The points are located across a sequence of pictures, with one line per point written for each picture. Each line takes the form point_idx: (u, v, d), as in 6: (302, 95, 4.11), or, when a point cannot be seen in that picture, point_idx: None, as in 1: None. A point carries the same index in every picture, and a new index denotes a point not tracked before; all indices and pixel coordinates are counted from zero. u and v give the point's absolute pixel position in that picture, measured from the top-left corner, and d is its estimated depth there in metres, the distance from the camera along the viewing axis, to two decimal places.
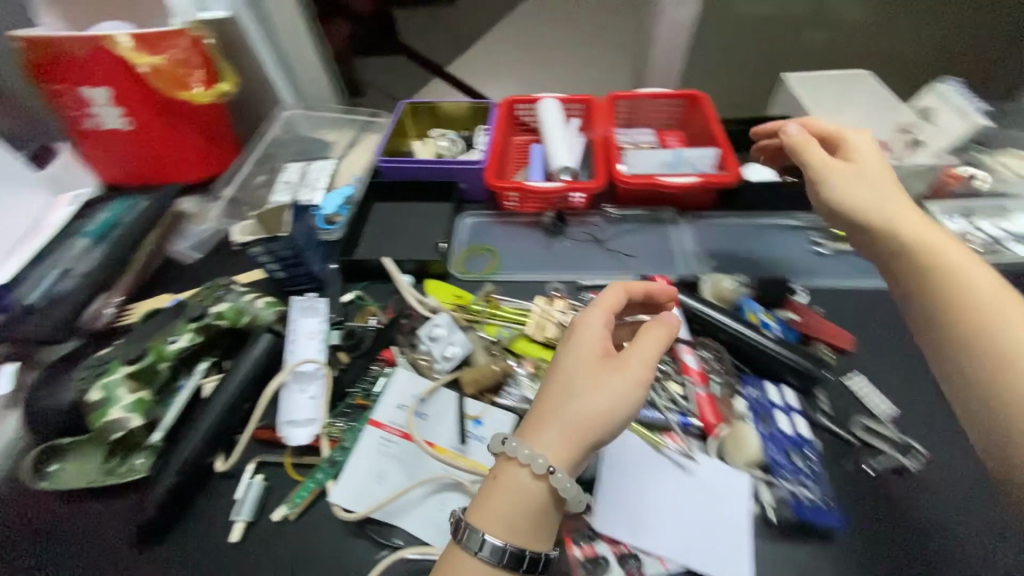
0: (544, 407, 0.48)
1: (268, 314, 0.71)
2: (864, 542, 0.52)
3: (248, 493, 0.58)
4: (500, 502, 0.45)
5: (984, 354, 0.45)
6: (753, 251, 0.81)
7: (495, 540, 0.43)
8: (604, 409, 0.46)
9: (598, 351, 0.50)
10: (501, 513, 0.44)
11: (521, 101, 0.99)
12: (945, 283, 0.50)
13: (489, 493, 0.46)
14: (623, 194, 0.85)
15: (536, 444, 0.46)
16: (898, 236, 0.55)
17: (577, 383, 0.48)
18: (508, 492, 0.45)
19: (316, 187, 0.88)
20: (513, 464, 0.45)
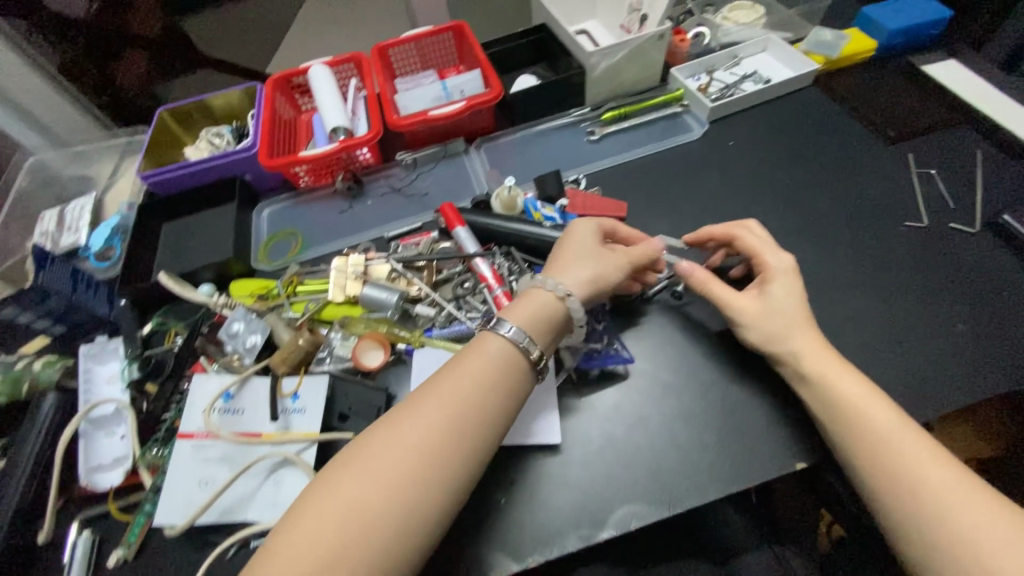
0: (558, 264, 0.58)
1: (51, 373, 0.65)
2: (654, 365, 0.60)
3: (75, 552, 0.54)
4: (532, 308, 0.53)
5: (893, 501, 0.43)
6: (541, 157, 0.86)
7: (525, 334, 0.51)
8: (605, 281, 0.57)
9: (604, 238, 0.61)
10: (532, 316, 0.53)
11: (289, 77, 0.95)
12: (846, 444, 0.47)
13: (524, 303, 0.54)
14: (408, 138, 0.85)
15: (557, 279, 0.56)
16: (798, 383, 0.51)
17: (582, 257, 0.58)
18: (539, 304, 0.54)
19: (79, 227, 0.81)
20: (543, 290, 0.55)
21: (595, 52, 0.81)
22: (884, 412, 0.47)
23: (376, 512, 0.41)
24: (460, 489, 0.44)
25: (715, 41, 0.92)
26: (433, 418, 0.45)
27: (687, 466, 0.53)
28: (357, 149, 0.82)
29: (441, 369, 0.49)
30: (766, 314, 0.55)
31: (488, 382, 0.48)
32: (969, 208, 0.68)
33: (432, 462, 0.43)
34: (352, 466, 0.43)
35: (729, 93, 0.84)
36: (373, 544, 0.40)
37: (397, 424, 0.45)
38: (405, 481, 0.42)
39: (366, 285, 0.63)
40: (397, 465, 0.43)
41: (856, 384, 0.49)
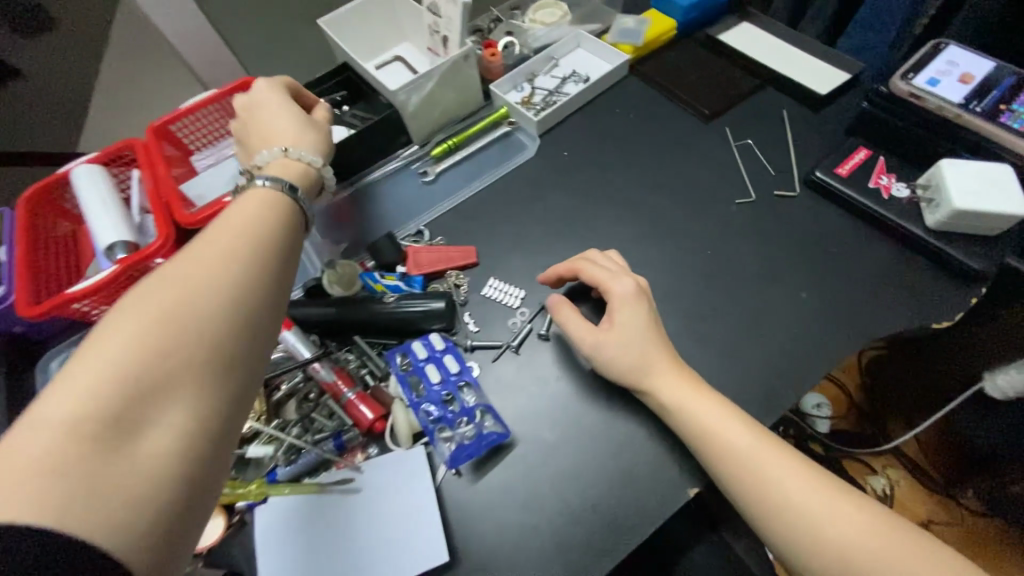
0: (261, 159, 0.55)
1: None
2: (534, 425, 0.55)
3: None
4: (256, 205, 0.47)
5: (781, 525, 0.43)
6: (376, 212, 0.77)
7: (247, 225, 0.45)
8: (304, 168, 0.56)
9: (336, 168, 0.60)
10: (255, 210, 0.46)
11: (44, 188, 0.76)
12: (728, 475, 0.46)
13: (243, 206, 0.46)
14: (213, 231, 0.72)
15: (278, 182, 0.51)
16: (671, 418, 0.50)
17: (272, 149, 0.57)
18: (255, 200, 0.47)
19: None
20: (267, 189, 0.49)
21: (398, 89, 0.73)
22: (749, 437, 0.47)
23: (160, 343, 0.35)
24: (228, 333, 0.38)
25: (528, 47, 0.88)
26: (201, 270, 0.39)
27: (589, 533, 0.49)
28: (149, 262, 0.68)
29: (214, 226, 0.43)
30: (635, 352, 0.52)
31: (256, 229, 0.44)
32: (787, 172, 0.70)
33: (222, 330, 0.37)
34: (94, 338, 0.34)
35: (552, 101, 0.81)
36: (183, 339, 0.35)
37: (152, 288, 0.37)
38: (170, 329, 0.35)
39: None
40: (151, 317, 0.35)
41: (718, 407, 0.49)
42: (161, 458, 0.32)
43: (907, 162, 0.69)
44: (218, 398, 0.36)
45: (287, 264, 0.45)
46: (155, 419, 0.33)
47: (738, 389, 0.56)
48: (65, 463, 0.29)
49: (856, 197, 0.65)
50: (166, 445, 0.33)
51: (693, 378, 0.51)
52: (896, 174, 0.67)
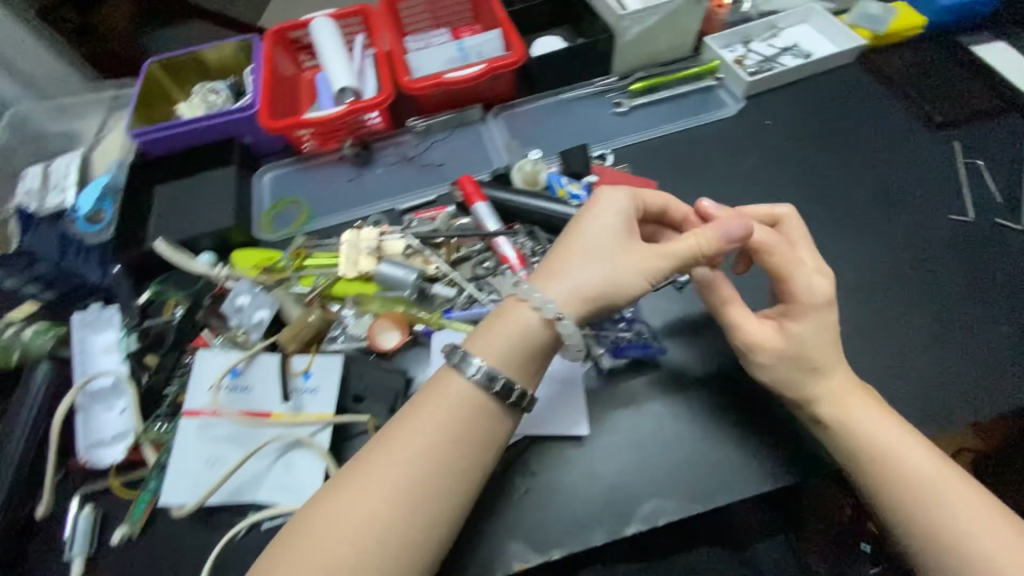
0: (556, 265, 0.50)
1: (44, 342, 0.62)
2: (685, 355, 0.58)
3: (76, 527, 0.53)
4: (492, 333, 0.48)
5: (927, 543, 0.43)
6: (565, 127, 0.80)
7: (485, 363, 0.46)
8: (606, 279, 0.49)
9: (620, 227, 0.51)
10: (494, 340, 0.47)
11: (291, 29, 0.86)
12: (876, 482, 0.46)
13: (490, 323, 0.49)
14: (420, 103, 0.80)
15: (557, 302, 0.48)
16: (826, 414, 0.49)
17: (607, 249, 0.50)
18: (505, 331, 0.48)
19: (66, 186, 0.74)
20: (539, 319, 0.48)
21: (626, 17, 0.75)
22: (899, 437, 0.47)
23: (398, 500, 0.42)
24: (448, 478, 0.44)
25: (754, 10, 0.86)
26: (416, 436, 0.44)
27: (722, 462, 0.52)
28: (367, 112, 0.76)
29: (450, 375, 0.47)
30: (783, 352, 0.50)
31: (495, 405, 0.47)
32: (1015, 204, 0.65)
33: (441, 496, 0.43)
34: (376, 455, 0.44)
35: (768, 68, 0.80)
36: (405, 526, 0.41)
37: (402, 442, 0.44)
38: (405, 496, 0.42)
39: (381, 261, 0.61)
40: (412, 463, 0.43)
41: (877, 417, 0.48)
42: None
43: None
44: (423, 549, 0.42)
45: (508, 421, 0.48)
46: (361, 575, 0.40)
47: (898, 390, 0.56)
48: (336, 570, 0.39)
49: None
50: None
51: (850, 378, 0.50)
52: None
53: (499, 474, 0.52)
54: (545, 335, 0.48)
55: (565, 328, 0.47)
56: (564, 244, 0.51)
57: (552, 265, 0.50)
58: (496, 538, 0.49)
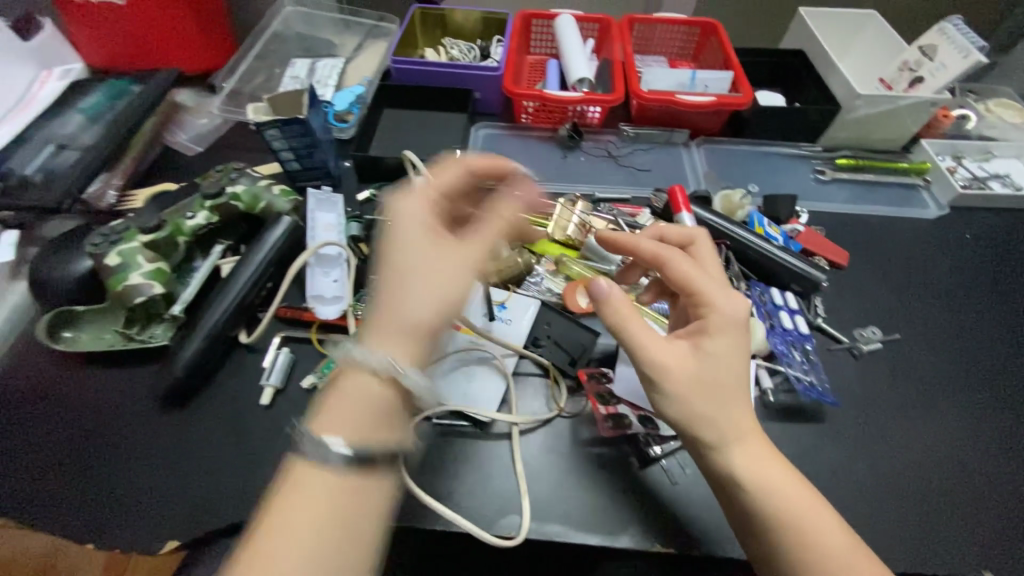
0: (396, 287, 0.45)
1: (284, 203, 0.70)
2: (849, 417, 0.59)
3: (276, 361, 0.60)
4: (344, 407, 0.41)
5: None
6: (762, 175, 0.84)
7: (342, 446, 0.39)
8: (432, 304, 0.44)
9: (422, 228, 0.47)
10: (346, 415, 0.40)
11: (538, 17, 0.96)
12: (787, 547, 0.44)
13: (337, 404, 0.41)
14: (637, 113, 0.86)
15: (399, 351, 0.43)
16: (734, 471, 0.46)
17: (413, 257, 0.46)
18: (363, 393, 0.41)
19: (328, 83, 0.87)
20: (377, 381, 0.42)
21: (863, 98, 0.79)
22: (796, 487, 0.46)
23: (322, 552, 0.37)
24: (373, 509, 0.40)
25: (973, 130, 0.88)
26: (319, 488, 0.38)
27: (872, 531, 0.52)
28: (594, 105, 0.83)
29: (330, 415, 0.40)
30: (695, 375, 0.46)
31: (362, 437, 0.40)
32: None
33: (369, 529, 0.39)
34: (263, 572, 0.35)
35: (979, 187, 0.81)
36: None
37: (300, 500, 0.38)
38: (329, 554, 0.37)
39: (592, 233, 0.66)
40: (326, 500, 0.38)
41: (773, 470, 0.46)
42: None
43: None
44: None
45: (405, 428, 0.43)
46: None
47: None
48: None
49: None
50: None
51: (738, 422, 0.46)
52: None
53: (658, 457, 0.54)
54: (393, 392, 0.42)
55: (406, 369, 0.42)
56: (386, 255, 0.46)
57: (383, 279, 0.46)
58: (640, 512, 0.52)
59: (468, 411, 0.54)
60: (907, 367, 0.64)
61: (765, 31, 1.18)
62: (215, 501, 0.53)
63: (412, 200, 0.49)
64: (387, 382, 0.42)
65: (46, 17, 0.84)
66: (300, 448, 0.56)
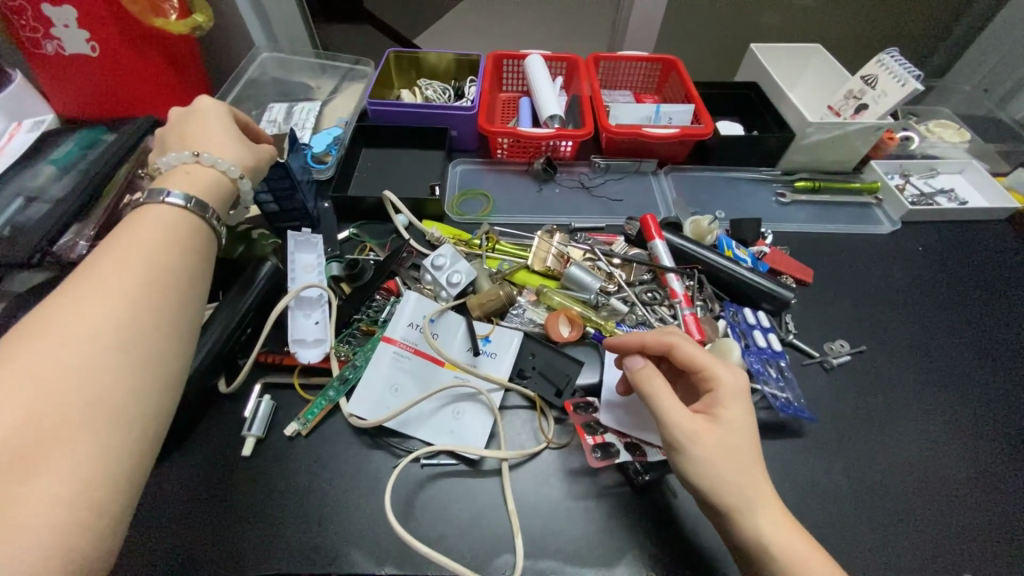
0: (206, 146, 0.51)
1: (265, 245, 0.70)
2: (828, 431, 0.61)
3: (258, 410, 0.58)
4: (185, 181, 0.45)
5: None
6: (728, 200, 0.89)
7: (175, 198, 0.43)
8: (233, 147, 0.52)
9: (228, 132, 0.53)
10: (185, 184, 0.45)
11: (508, 57, 1.01)
12: None
13: (170, 179, 0.45)
14: (607, 145, 0.90)
15: (212, 177, 0.48)
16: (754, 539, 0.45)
17: (212, 131, 0.52)
18: (186, 180, 0.45)
19: (305, 126, 0.89)
20: (211, 170, 0.48)
21: (815, 125, 0.85)
22: (812, 552, 0.44)
23: (112, 347, 0.34)
24: (158, 360, 0.36)
25: (917, 150, 0.94)
26: (111, 274, 0.36)
27: (857, 541, 0.54)
28: (565, 140, 0.87)
29: (108, 239, 0.39)
30: (716, 446, 0.47)
31: (153, 268, 0.38)
32: None
33: (158, 353, 0.36)
34: (34, 331, 0.33)
35: (926, 203, 0.87)
36: (124, 359, 0.34)
37: (89, 284, 0.35)
38: (116, 345, 0.34)
39: (571, 263, 0.67)
40: (117, 295, 0.36)
41: (799, 542, 0.44)
42: (91, 464, 0.31)
43: None
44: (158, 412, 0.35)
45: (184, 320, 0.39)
46: (79, 410, 0.31)
47: None
48: (39, 409, 0.30)
49: None
50: (117, 449, 0.32)
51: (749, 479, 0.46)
52: None
53: (648, 484, 0.54)
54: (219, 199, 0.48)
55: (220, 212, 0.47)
56: (195, 121, 0.53)
57: (196, 130, 0.52)
58: (633, 542, 0.52)
59: (457, 450, 0.54)
60: (877, 377, 0.67)
61: (723, 61, 1.26)
62: (196, 561, 0.50)
63: (214, 107, 0.55)
64: (220, 177, 0.49)
65: (17, 71, 0.84)
66: (285, 498, 0.54)
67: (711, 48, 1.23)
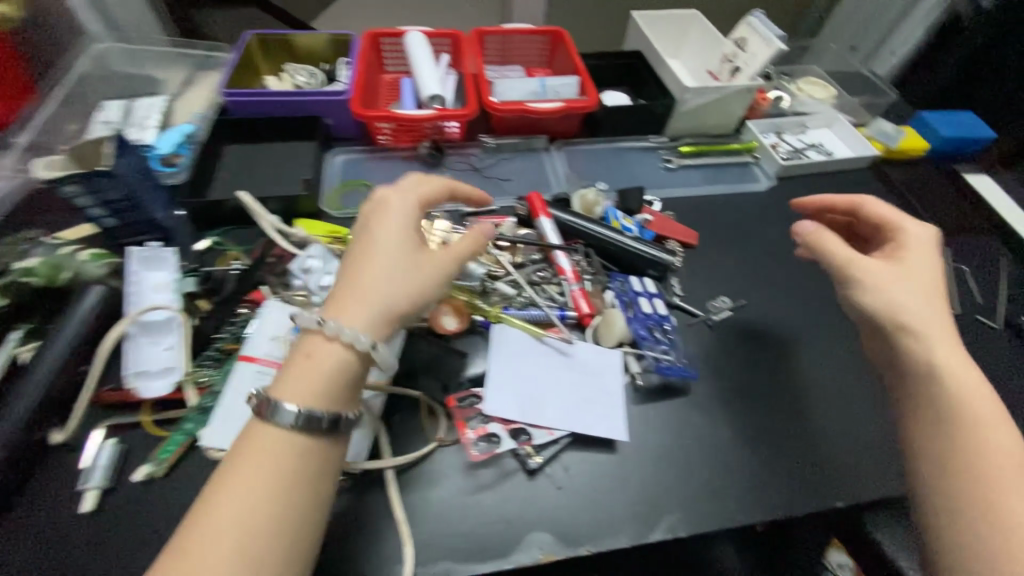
0: (351, 297, 0.47)
1: (96, 269, 0.63)
2: (713, 387, 0.63)
3: (99, 460, 0.53)
4: (308, 381, 0.43)
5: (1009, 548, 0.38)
6: (619, 170, 0.89)
7: (290, 408, 0.42)
8: (403, 292, 0.48)
9: (409, 237, 0.51)
10: (298, 389, 0.43)
11: (385, 35, 0.94)
12: (970, 461, 0.42)
13: (294, 371, 0.44)
14: (495, 123, 0.87)
15: (343, 319, 0.46)
16: (940, 359, 0.46)
17: (392, 263, 0.48)
18: (300, 398, 0.43)
19: (147, 126, 0.78)
20: (324, 339, 0.45)
21: (692, 90, 0.86)
22: (973, 375, 0.46)
23: (252, 544, 0.37)
24: (292, 538, 0.39)
25: (788, 108, 0.99)
26: (254, 469, 0.40)
27: (742, 488, 0.56)
28: (448, 121, 0.83)
29: (289, 377, 0.44)
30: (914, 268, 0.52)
31: (298, 447, 0.42)
32: (992, 306, 0.76)
33: (298, 529, 0.39)
34: (186, 546, 0.37)
35: (797, 158, 0.92)
36: (252, 553, 0.37)
37: (226, 486, 0.39)
38: (251, 545, 0.37)
39: (455, 251, 0.64)
40: (267, 480, 0.40)
41: (961, 361, 0.46)
42: None
43: None
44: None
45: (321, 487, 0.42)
46: None
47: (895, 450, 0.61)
48: None
49: None
50: None
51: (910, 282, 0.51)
52: None
53: (537, 467, 0.54)
54: (345, 350, 0.45)
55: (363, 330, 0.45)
56: (346, 285, 0.48)
57: (351, 292, 0.47)
58: (527, 528, 0.51)
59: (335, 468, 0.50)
60: (758, 329, 0.69)
61: (613, 32, 1.26)
62: None
63: (402, 194, 0.53)
64: (351, 348, 0.45)
65: None
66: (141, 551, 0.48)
67: (600, 18, 1.22)
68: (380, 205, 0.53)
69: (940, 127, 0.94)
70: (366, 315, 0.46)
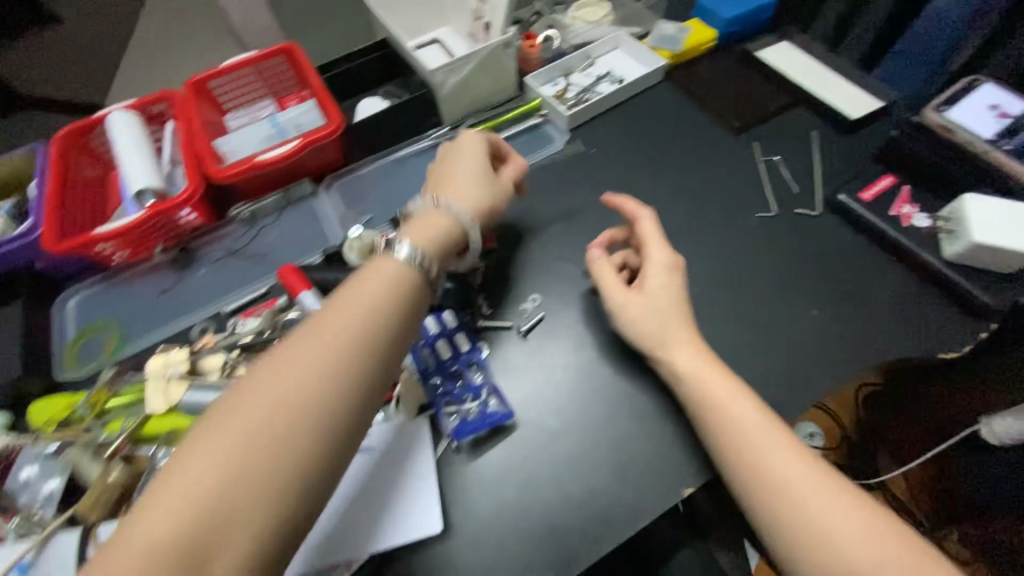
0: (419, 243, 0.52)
1: None
2: (540, 409, 0.57)
3: None
4: (374, 285, 0.48)
5: (780, 521, 0.44)
6: (401, 188, 0.79)
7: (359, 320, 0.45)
8: (430, 274, 0.51)
9: (456, 217, 0.56)
10: (372, 291, 0.47)
11: (82, 132, 0.77)
12: (730, 456, 0.48)
13: (365, 276, 0.49)
14: (241, 190, 0.73)
15: (415, 248, 0.51)
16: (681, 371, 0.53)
17: (437, 239, 0.53)
18: (351, 318, 0.45)
19: None
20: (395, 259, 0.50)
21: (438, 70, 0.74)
22: (713, 373, 0.52)
23: (282, 432, 0.39)
24: (322, 429, 0.41)
25: (566, 43, 0.89)
26: (321, 347, 0.43)
27: (586, 515, 0.51)
28: (175, 213, 0.69)
29: (346, 292, 0.47)
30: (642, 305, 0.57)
31: (371, 317, 0.46)
32: (811, 190, 0.71)
33: (325, 423, 0.41)
34: (212, 429, 0.39)
35: (586, 98, 0.82)
36: (282, 459, 0.39)
37: (269, 375, 0.42)
38: (284, 419, 0.40)
39: (190, 387, 0.55)
40: (308, 371, 0.42)
41: (701, 367, 0.53)
42: None
43: (929, 193, 0.67)
44: (302, 503, 0.39)
45: (372, 399, 0.45)
46: (217, 541, 0.36)
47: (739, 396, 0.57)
48: (195, 519, 0.36)
49: (882, 221, 0.65)
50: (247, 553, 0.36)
51: (734, 382, 0.51)
52: (921, 205, 0.66)
53: None
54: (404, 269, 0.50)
55: (428, 256, 0.51)
56: (424, 219, 0.55)
57: (417, 229, 0.53)
58: None
59: None
60: (573, 318, 0.63)
61: None
62: None
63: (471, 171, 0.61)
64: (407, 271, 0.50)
65: None
66: None
67: None
68: (443, 183, 0.60)
69: (716, 11, 0.85)
70: (402, 297, 0.48)
